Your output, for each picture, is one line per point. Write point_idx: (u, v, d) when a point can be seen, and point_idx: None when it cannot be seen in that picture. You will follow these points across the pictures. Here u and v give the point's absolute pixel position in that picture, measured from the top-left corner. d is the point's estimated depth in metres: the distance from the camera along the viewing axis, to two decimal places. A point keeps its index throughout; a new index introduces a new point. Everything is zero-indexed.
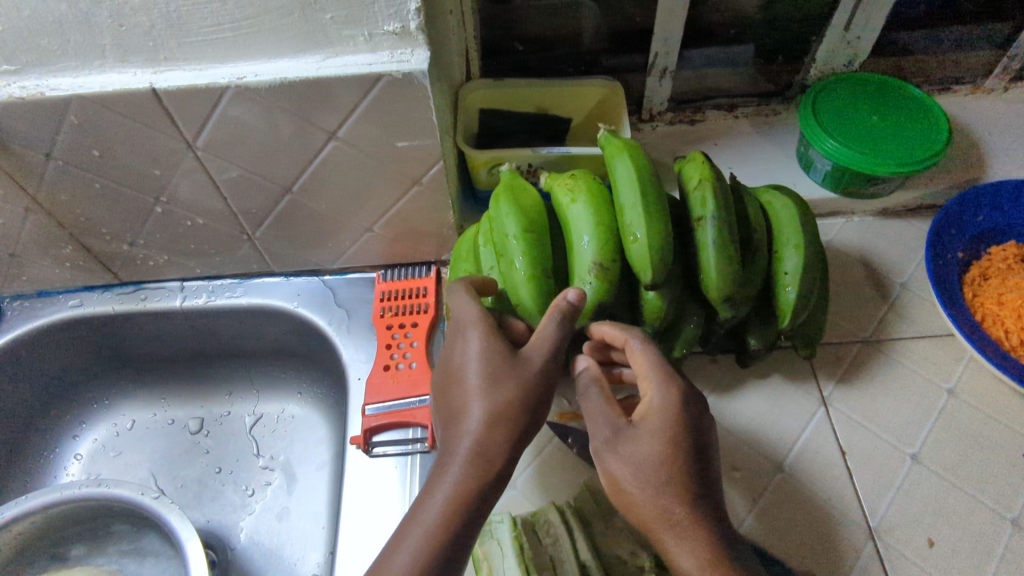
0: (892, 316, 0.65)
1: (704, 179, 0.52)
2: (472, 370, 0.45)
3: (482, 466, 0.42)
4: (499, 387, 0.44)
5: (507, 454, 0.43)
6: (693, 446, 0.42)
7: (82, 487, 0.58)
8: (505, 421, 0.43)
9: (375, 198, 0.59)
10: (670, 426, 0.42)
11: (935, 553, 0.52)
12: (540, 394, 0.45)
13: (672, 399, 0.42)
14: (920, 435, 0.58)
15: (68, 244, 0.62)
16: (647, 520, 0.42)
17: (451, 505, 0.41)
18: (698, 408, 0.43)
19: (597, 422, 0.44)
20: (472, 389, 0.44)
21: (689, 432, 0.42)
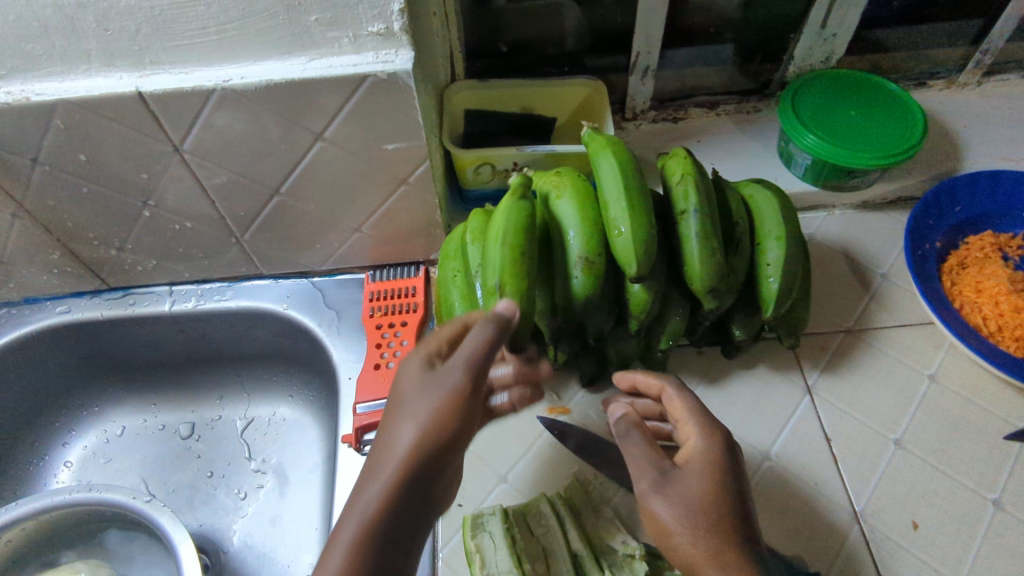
0: (874, 306, 0.66)
1: (686, 174, 0.53)
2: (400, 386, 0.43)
3: (402, 490, 0.39)
4: (418, 399, 0.42)
5: (420, 468, 0.40)
6: (734, 487, 0.43)
7: (73, 492, 0.58)
8: (423, 429, 0.40)
9: (363, 199, 0.60)
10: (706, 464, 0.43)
11: (920, 535, 0.53)
12: (463, 405, 0.42)
13: (715, 443, 0.44)
14: (903, 421, 0.59)
15: (56, 250, 0.62)
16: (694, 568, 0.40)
17: (355, 531, 0.38)
18: (737, 458, 0.45)
19: (639, 464, 0.44)
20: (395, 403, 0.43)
21: (732, 475, 0.43)
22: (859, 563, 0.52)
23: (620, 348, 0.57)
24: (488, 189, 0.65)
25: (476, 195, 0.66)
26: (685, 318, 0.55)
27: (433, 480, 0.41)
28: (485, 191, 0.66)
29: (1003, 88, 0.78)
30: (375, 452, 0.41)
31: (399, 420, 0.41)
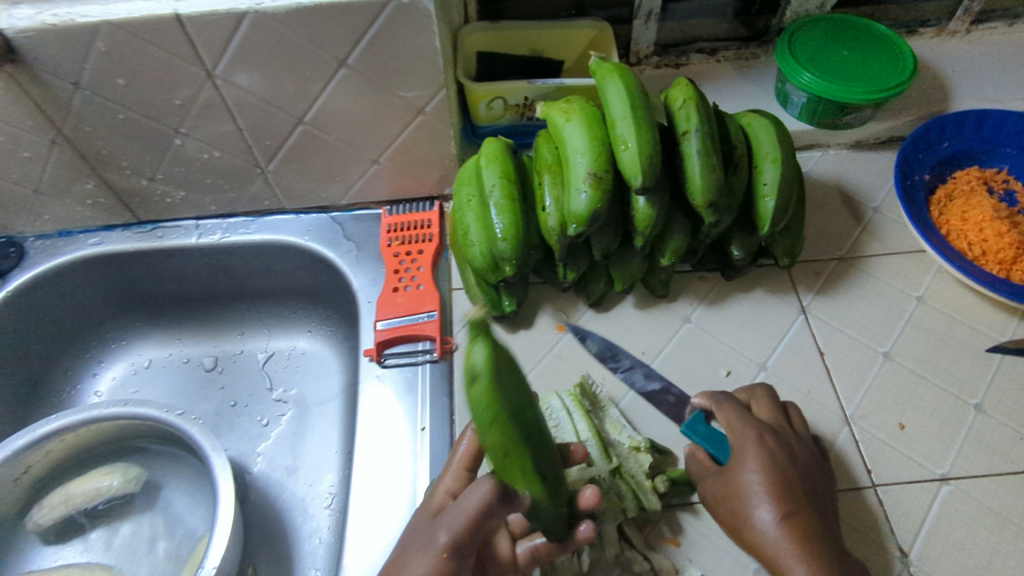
0: (866, 236, 0.70)
1: (688, 99, 0.56)
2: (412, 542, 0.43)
3: None
4: (415, 553, 0.41)
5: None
6: (780, 480, 0.48)
7: (108, 407, 0.62)
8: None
9: (382, 129, 0.63)
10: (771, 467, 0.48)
11: (905, 435, 0.57)
12: None
13: (751, 446, 0.50)
14: (891, 337, 0.63)
15: (90, 179, 0.66)
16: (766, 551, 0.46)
17: None
18: (779, 454, 0.49)
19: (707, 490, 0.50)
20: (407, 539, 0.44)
21: (775, 470, 0.48)
22: (849, 459, 0.56)
23: (625, 267, 0.61)
24: (500, 124, 0.69)
25: (487, 131, 0.70)
26: (687, 237, 0.59)
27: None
28: (496, 127, 0.69)
29: (991, 36, 0.82)
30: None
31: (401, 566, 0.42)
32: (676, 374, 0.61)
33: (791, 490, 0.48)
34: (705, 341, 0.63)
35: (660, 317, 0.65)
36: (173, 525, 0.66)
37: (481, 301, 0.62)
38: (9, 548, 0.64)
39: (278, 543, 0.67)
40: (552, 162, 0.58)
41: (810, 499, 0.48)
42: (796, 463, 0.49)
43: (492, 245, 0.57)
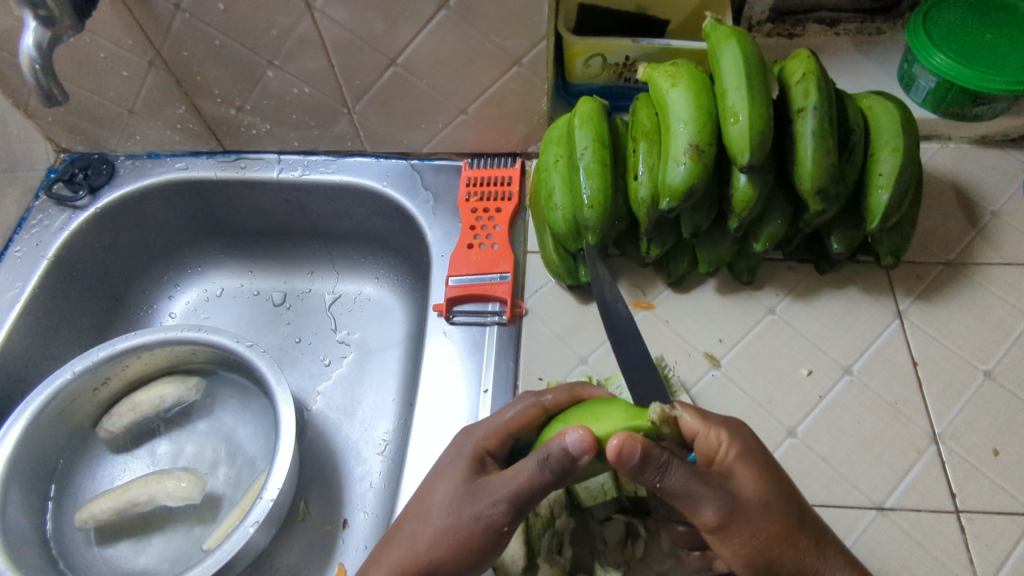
0: (980, 242, 0.63)
1: (809, 72, 0.51)
2: (455, 505, 0.44)
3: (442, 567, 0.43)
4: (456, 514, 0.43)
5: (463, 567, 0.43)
6: (780, 489, 0.43)
7: (184, 331, 0.64)
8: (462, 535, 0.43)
9: (473, 78, 0.61)
10: (769, 504, 0.42)
11: (1000, 462, 0.53)
12: (493, 545, 0.43)
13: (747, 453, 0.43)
14: (995, 354, 0.58)
15: (182, 103, 0.67)
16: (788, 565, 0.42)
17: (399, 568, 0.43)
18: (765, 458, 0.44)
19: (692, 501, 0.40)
20: (438, 502, 0.44)
21: (776, 482, 0.43)
22: (932, 479, 0.52)
23: (714, 249, 0.57)
24: (595, 83, 0.66)
25: (580, 90, 0.67)
26: (786, 223, 0.55)
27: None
28: (591, 86, 0.66)
29: None
30: (407, 535, 0.45)
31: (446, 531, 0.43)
32: (753, 366, 0.58)
33: (793, 525, 0.43)
34: (787, 337, 0.60)
35: (742, 306, 0.61)
36: (235, 451, 0.68)
37: (557, 269, 0.60)
38: (83, 456, 0.66)
39: (330, 482, 0.67)
40: (650, 128, 0.55)
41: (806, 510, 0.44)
42: (772, 480, 0.43)
43: (576, 211, 0.54)
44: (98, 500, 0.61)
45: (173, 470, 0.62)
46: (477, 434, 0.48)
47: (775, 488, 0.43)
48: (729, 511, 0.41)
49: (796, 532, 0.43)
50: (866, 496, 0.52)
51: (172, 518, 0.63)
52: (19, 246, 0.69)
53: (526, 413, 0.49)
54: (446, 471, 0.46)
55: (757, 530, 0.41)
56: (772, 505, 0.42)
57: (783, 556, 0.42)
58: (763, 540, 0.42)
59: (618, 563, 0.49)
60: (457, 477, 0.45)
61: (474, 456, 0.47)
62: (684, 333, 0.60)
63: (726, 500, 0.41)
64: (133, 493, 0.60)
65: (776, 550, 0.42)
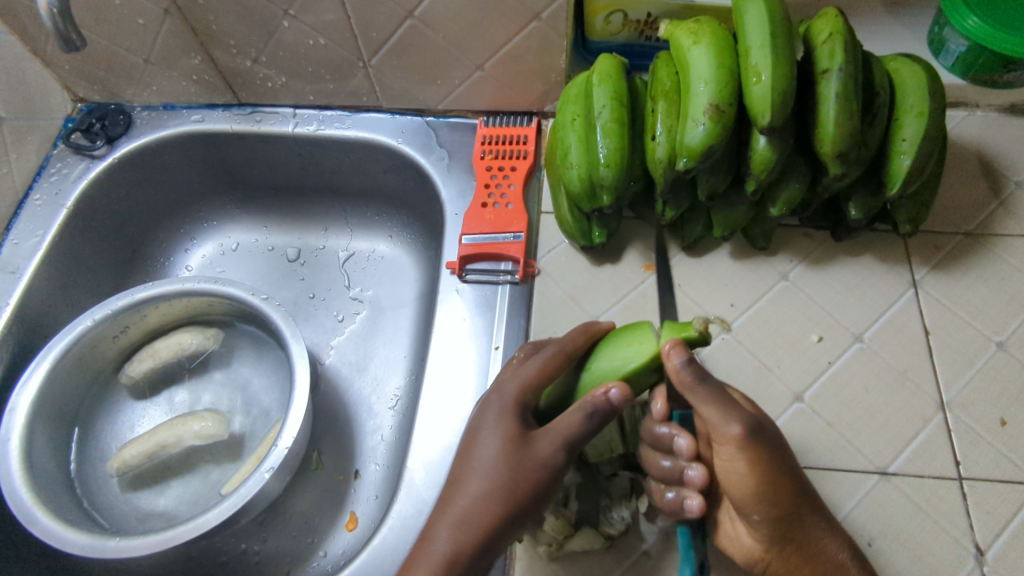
0: (1001, 213, 0.62)
1: (836, 32, 0.49)
2: (508, 461, 0.44)
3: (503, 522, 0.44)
4: (513, 469, 0.44)
5: (524, 519, 0.44)
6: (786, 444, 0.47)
7: (200, 282, 0.65)
8: (522, 487, 0.44)
9: (490, 33, 0.60)
10: (781, 448, 0.46)
11: (1006, 432, 0.53)
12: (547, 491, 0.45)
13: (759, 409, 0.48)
14: (1009, 326, 0.58)
15: (198, 54, 0.67)
16: (786, 505, 0.45)
17: (463, 523, 0.43)
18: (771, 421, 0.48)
19: (726, 412, 0.44)
20: (485, 463, 0.45)
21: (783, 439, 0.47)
22: (937, 446, 0.53)
23: (729, 213, 0.57)
24: (615, 41, 0.64)
25: (599, 48, 0.65)
26: (804, 187, 0.54)
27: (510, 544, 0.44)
28: (610, 44, 0.65)
29: None
30: (463, 497, 0.44)
31: (504, 487, 0.44)
32: (765, 332, 0.59)
33: (797, 478, 0.46)
34: (801, 305, 0.60)
35: (755, 271, 0.61)
36: (249, 402, 0.69)
37: (570, 229, 0.60)
38: (103, 401, 0.68)
39: (342, 433, 0.68)
40: (670, 88, 0.54)
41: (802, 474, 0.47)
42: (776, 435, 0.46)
43: (592, 170, 0.54)
44: (127, 446, 0.63)
45: (195, 412, 0.64)
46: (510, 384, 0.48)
47: (779, 438, 0.47)
48: (758, 434, 0.44)
49: (798, 484, 0.46)
50: (869, 460, 0.53)
51: (191, 464, 0.65)
52: (38, 194, 0.69)
53: (553, 361, 0.49)
54: (485, 429, 0.46)
55: (773, 462, 0.44)
56: (781, 451, 0.45)
57: (786, 496, 0.45)
58: (773, 474, 0.44)
59: (623, 516, 0.51)
60: (501, 435, 0.46)
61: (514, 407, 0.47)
62: (696, 294, 0.61)
63: (751, 424, 0.44)
64: (160, 436, 0.62)
65: (782, 488, 0.44)
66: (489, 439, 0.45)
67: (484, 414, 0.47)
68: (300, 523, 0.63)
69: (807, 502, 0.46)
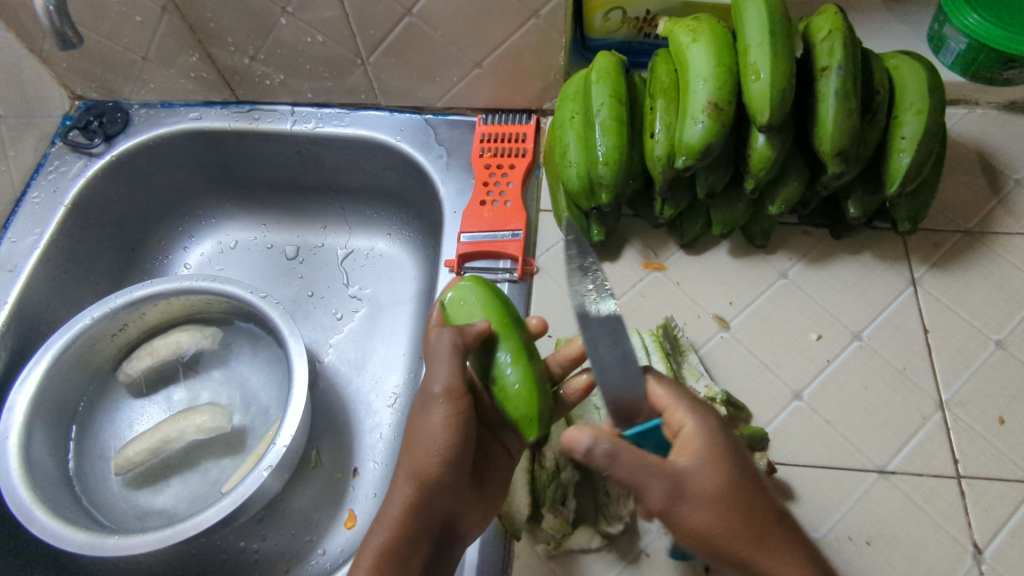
0: (1000, 211, 0.62)
1: (835, 29, 0.49)
2: (439, 474, 0.43)
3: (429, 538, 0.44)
4: (442, 482, 0.44)
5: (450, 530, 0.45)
6: (743, 467, 0.41)
7: (198, 281, 0.65)
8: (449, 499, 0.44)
9: (488, 31, 0.60)
10: (727, 496, 0.40)
11: (1005, 430, 0.53)
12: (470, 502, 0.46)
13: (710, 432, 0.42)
14: (1008, 324, 0.57)
15: (196, 51, 0.67)
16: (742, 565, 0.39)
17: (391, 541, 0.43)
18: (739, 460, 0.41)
19: (651, 479, 0.39)
20: (418, 470, 0.43)
21: (746, 492, 0.40)
22: (936, 445, 0.53)
23: (729, 211, 0.57)
24: (614, 39, 0.64)
25: (599, 45, 0.65)
26: (803, 185, 0.54)
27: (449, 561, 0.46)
28: (610, 41, 0.65)
29: None
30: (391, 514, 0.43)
31: (432, 501, 0.44)
32: (764, 330, 0.58)
33: (755, 511, 0.40)
34: (798, 304, 0.59)
35: (754, 269, 0.61)
36: (247, 400, 0.69)
37: (569, 227, 0.60)
38: (101, 400, 0.68)
39: (341, 432, 0.68)
40: (669, 86, 0.53)
41: (766, 505, 0.40)
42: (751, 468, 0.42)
43: (591, 168, 0.54)
44: (130, 445, 0.63)
45: (196, 407, 0.64)
46: (458, 403, 0.44)
47: (733, 478, 0.40)
48: (680, 497, 0.39)
49: (756, 532, 0.39)
50: (868, 459, 0.53)
51: (189, 461, 0.65)
52: (36, 192, 0.69)
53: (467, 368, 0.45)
54: (419, 437, 0.44)
55: (714, 517, 0.39)
56: (744, 497, 0.40)
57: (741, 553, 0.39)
58: (715, 529, 0.39)
59: (622, 515, 0.50)
60: (436, 447, 0.43)
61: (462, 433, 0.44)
62: (695, 293, 0.61)
63: (672, 488, 0.39)
64: (162, 432, 0.62)
65: (732, 544, 0.39)
66: (430, 443, 0.43)
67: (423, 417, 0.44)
68: (299, 522, 0.63)
69: (770, 547, 0.39)
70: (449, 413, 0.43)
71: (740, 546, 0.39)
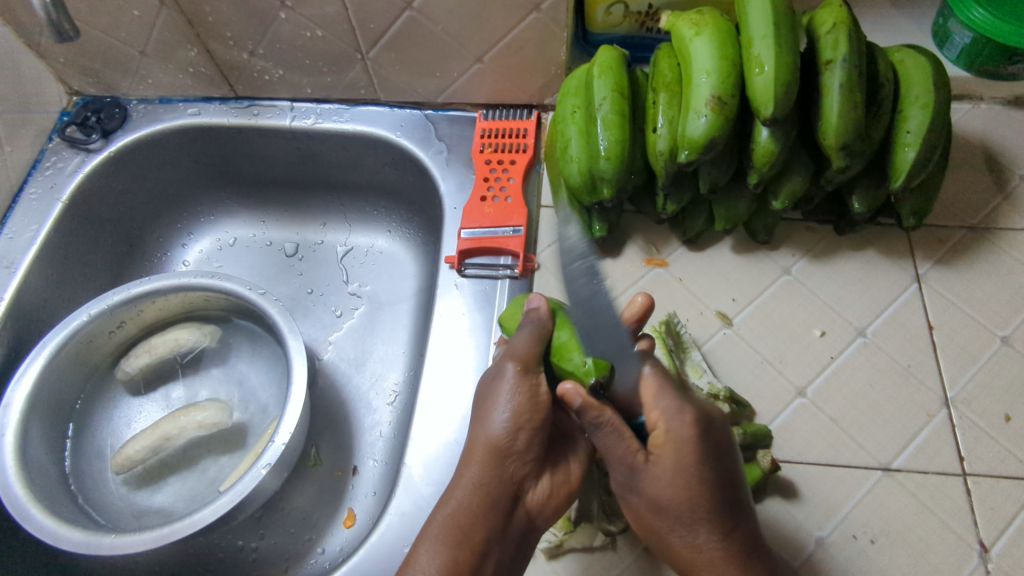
0: (1006, 207, 0.62)
1: (840, 22, 0.49)
2: (513, 443, 0.46)
3: (503, 512, 0.45)
4: (514, 453, 0.46)
5: (525, 505, 0.47)
6: (709, 480, 0.43)
7: (197, 277, 0.64)
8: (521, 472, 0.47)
9: (489, 25, 0.60)
10: (678, 502, 0.43)
11: (1011, 428, 0.52)
12: (547, 482, 0.48)
13: (689, 439, 0.43)
14: (1014, 320, 0.57)
15: (194, 46, 0.66)
16: (676, 552, 0.45)
17: (468, 511, 0.45)
18: (708, 471, 0.43)
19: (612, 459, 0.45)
20: (491, 438, 0.46)
21: (699, 500, 0.43)
22: (941, 443, 0.52)
23: (731, 206, 0.56)
24: (616, 32, 0.64)
25: (600, 39, 0.64)
26: (807, 179, 0.53)
27: (526, 545, 0.47)
28: (611, 35, 0.64)
29: None
30: (466, 485, 0.45)
31: (505, 473, 0.46)
32: (768, 327, 0.58)
33: (702, 521, 0.43)
34: (801, 301, 0.59)
35: (757, 266, 0.61)
36: (247, 398, 0.68)
37: (571, 223, 0.60)
38: (100, 397, 0.67)
39: (341, 430, 0.67)
40: (671, 80, 0.53)
41: (720, 518, 0.43)
42: (727, 469, 0.44)
43: (593, 163, 0.53)
44: (130, 442, 0.62)
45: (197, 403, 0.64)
46: (531, 373, 0.47)
47: (690, 488, 0.43)
48: (630, 483, 0.45)
49: (696, 536, 0.43)
50: (873, 457, 0.52)
51: (188, 459, 0.65)
52: (34, 188, 0.69)
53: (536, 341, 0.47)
54: (491, 404, 0.47)
55: (653, 510, 0.44)
56: (694, 504, 0.43)
57: (672, 544, 0.45)
58: (654, 519, 0.45)
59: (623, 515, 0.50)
60: (513, 414, 0.46)
61: (533, 404, 0.46)
62: (696, 290, 0.60)
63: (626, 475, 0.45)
64: (163, 428, 0.62)
65: (666, 535, 0.44)
66: (502, 413, 0.46)
67: (495, 386, 0.47)
68: (298, 521, 0.63)
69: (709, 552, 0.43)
70: (520, 383, 0.47)
71: (674, 539, 0.44)
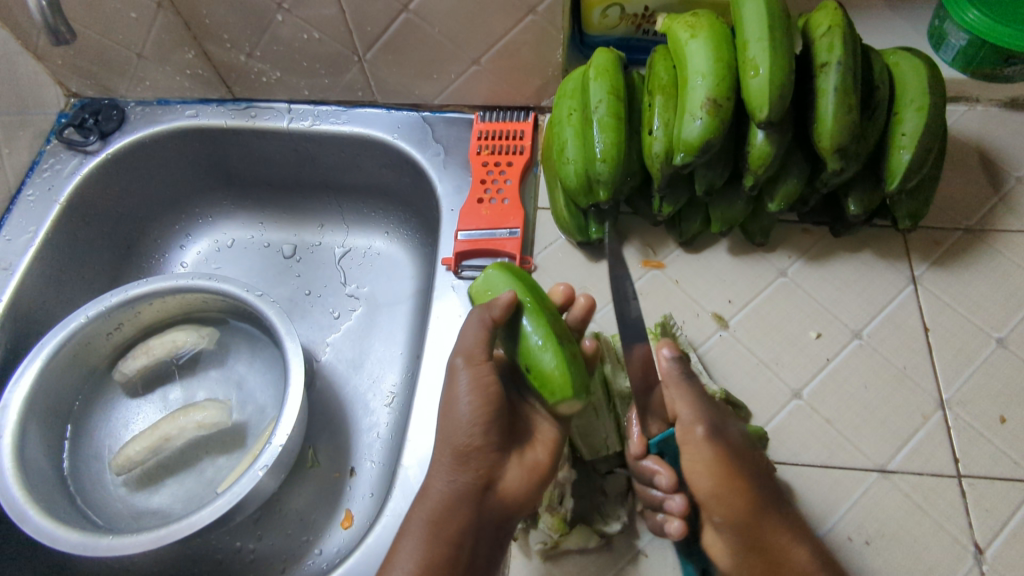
0: (1002, 209, 0.62)
1: (834, 25, 0.49)
2: (477, 437, 0.46)
3: (478, 503, 0.45)
4: (479, 447, 0.46)
5: (500, 494, 0.46)
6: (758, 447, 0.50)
7: (195, 279, 0.65)
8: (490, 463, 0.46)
9: (485, 28, 0.60)
10: (753, 458, 0.47)
11: (1005, 429, 0.53)
12: (518, 468, 0.48)
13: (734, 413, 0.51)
14: (1009, 321, 0.57)
15: (192, 48, 0.67)
16: (753, 512, 0.46)
17: (443, 507, 0.45)
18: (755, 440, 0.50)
19: (698, 411, 0.47)
20: (454, 436, 0.46)
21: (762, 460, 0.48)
22: (936, 444, 0.52)
23: (727, 208, 0.56)
24: (613, 35, 0.64)
25: (597, 41, 0.65)
26: (802, 182, 0.54)
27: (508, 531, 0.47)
28: (608, 38, 0.64)
29: None
30: (438, 481, 0.46)
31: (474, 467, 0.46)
32: (764, 328, 0.58)
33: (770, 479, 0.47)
34: (797, 303, 0.59)
35: (753, 268, 0.61)
36: (245, 399, 0.68)
37: (568, 225, 0.60)
38: (97, 398, 0.67)
39: (338, 431, 0.68)
40: (667, 82, 0.53)
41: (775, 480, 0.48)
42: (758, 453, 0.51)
43: (588, 165, 0.53)
44: (129, 444, 0.62)
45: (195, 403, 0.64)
46: (479, 363, 0.46)
47: (754, 448, 0.48)
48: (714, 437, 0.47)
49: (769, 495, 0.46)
50: (868, 458, 0.52)
51: (185, 461, 0.65)
52: (31, 190, 0.69)
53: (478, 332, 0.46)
54: (451, 399, 0.46)
55: (737, 467, 0.46)
56: (762, 464, 0.48)
57: (751, 502, 0.46)
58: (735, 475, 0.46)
59: (618, 515, 0.50)
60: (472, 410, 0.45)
61: (485, 395, 0.46)
62: (693, 291, 0.60)
63: (712, 425, 0.47)
64: (162, 429, 0.62)
65: (747, 493, 0.45)
66: (460, 408, 0.46)
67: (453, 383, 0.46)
68: (295, 522, 0.63)
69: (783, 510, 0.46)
70: (472, 377, 0.46)
71: (752, 498, 0.45)
